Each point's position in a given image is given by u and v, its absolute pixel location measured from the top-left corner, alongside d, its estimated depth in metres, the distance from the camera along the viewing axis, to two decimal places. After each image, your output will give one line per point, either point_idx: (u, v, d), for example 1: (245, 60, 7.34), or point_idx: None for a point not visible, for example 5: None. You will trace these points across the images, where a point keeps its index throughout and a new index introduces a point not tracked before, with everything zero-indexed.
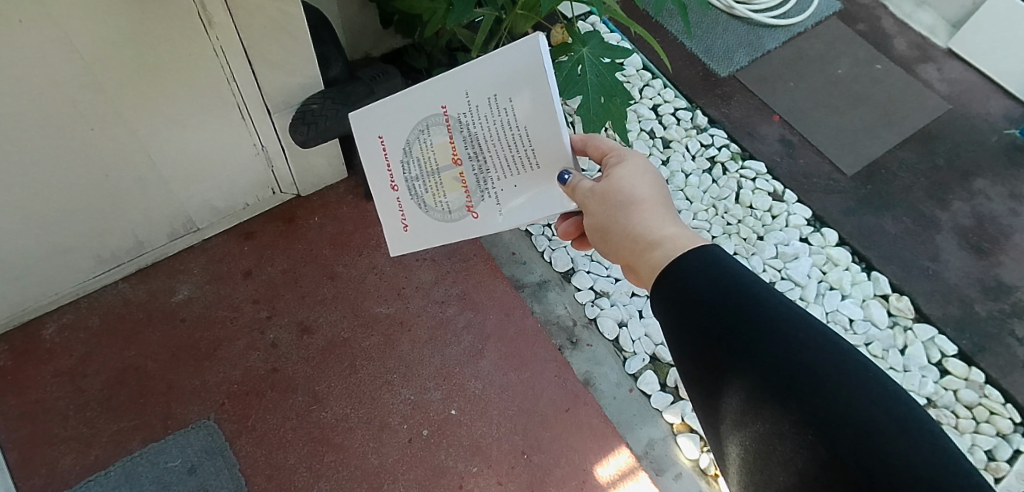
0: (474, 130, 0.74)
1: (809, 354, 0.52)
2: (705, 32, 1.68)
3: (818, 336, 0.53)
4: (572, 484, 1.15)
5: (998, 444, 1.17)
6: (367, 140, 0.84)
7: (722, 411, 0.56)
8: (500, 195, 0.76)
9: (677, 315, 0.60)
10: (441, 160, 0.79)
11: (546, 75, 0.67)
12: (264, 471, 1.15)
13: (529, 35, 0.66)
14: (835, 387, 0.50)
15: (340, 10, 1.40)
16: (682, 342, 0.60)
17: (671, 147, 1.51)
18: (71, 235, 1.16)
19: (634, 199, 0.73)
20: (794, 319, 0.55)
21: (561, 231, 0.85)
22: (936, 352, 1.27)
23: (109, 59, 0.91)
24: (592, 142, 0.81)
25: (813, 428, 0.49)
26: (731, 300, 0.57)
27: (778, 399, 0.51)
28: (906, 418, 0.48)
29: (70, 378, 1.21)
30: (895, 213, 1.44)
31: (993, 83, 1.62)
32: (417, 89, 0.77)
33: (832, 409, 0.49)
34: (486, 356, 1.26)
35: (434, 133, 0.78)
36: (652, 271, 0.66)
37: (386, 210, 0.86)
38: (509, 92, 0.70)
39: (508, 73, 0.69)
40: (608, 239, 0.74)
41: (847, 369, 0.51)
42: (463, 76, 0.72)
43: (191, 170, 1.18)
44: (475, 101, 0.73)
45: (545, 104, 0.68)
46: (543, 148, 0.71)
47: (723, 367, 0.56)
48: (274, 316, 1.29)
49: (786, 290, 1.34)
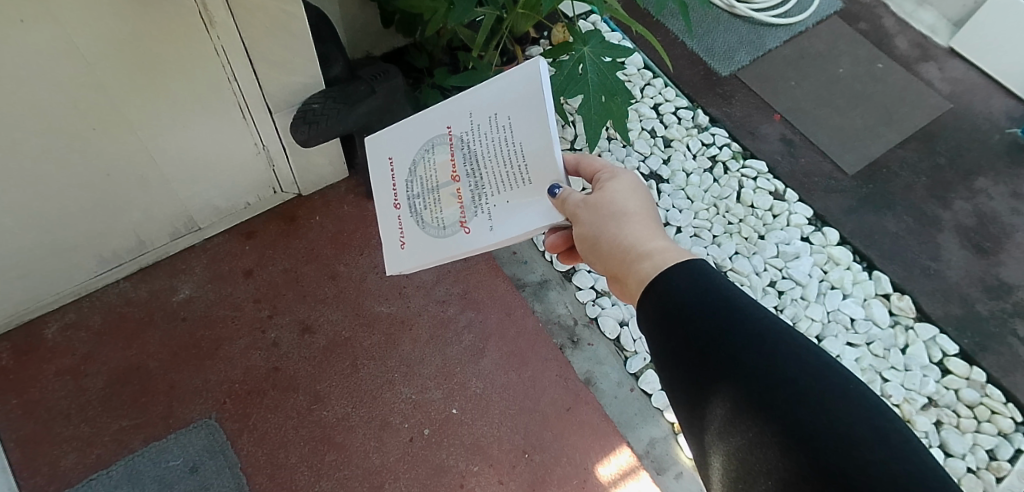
0: (473, 147, 0.76)
1: (793, 364, 0.53)
2: (706, 32, 1.68)
3: (802, 349, 0.54)
4: (573, 483, 1.15)
5: (999, 443, 1.17)
6: (379, 161, 0.87)
7: (706, 423, 0.57)
8: (493, 211, 0.75)
9: (663, 326, 0.60)
10: (441, 177, 0.80)
11: (541, 92, 0.69)
12: (265, 470, 1.15)
13: (532, 58, 0.70)
14: (813, 399, 0.50)
15: (340, 10, 1.40)
16: (666, 353, 0.60)
17: (671, 147, 1.51)
18: (72, 235, 1.16)
19: (625, 211, 0.73)
20: (778, 333, 0.55)
21: (549, 244, 0.84)
22: (938, 352, 1.27)
23: (109, 57, 0.91)
24: (584, 161, 0.82)
25: (793, 436, 0.49)
26: (719, 315, 0.57)
27: (759, 409, 0.52)
28: (888, 430, 0.48)
29: (72, 377, 1.21)
30: (898, 212, 1.44)
31: (994, 82, 1.61)
32: (427, 113, 0.81)
33: (815, 418, 0.49)
34: (488, 354, 1.26)
35: (437, 152, 0.80)
36: (641, 281, 0.65)
37: (387, 228, 0.85)
38: (509, 110, 0.73)
39: (508, 91, 0.73)
40: (595, 251, 0.73)
41: (828, 382, 0.51)
42: (470, 95, 0.77)
43: (193, 170, 1.18)
44: (478, 120, 0.76)
45: (539, 118, 0.70)
46: (535, 162, 0.71)
47: (705, 381, 0.56)
48: (275, 316, 1.29)
49: (786, 289, 1.34)
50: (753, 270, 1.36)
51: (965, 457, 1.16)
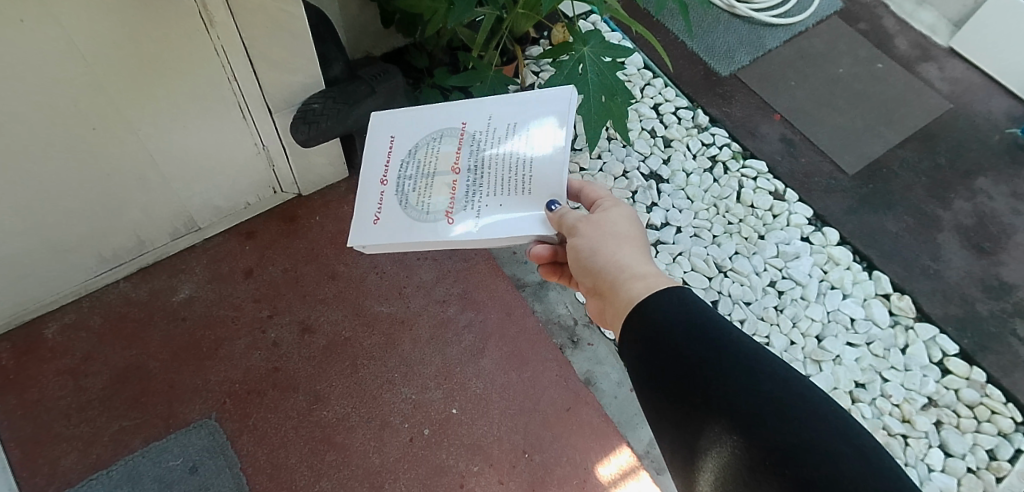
0: (483, 148, 0.81)
1: (774, 386, 0.53)
2: (706, 32, 1.68)
3: (781, 371, 0.55)
4: (573, 483, 1.15)
5: (1000, 443, 1.17)
6: (376, 135, 0.86)
7: (690, 443, 0.56)
8: (484, 209, 0.76)
9: (648, 346, 0.61)
10: (440, 166, 0.81)
11: (567, 119, 0.79)
12: (265, 471, 1.15)
13: (568, 89, 0.81)
14: (795, 416, 0.51)
15: (340, 10, 1.40)
16: (647, 375, 0.60)
17: (671, 147, 1.51)
18: (72, 235, 1.16)
19: (621, 235, 0.74)
20: (758, 357, 0.56)
21: (533, 252, 0.84)
22: (938, 351, 1.27)
23: (109, 58, 0.91)
24: (587, 188, 0.82)
25: (777, 452, 0.50)
26: (701, 339, 0.58)
27: (743, 429, 0.52)
28: (867, 448, 0.49)
29: (72, 377, 1.21)
30: (897, 212, 1.44)
31: (994, 82, 1.61)
32: (445, 105, 0.85)
33: (798, 438, 0.50)
34: (488, 354, 1.27)
35: (444, 142, 0.83)
36: (629, 302, 0.65)
37: (364, 199, 0.81)
38: (529, 124, 0.80)
39: (533, 109, 0.81)
40: (586, 268, 0.73)
41: (809, 402, 0.52)
42: (491, 103, 0.83)
43: (193, 170, 1.18)
44: (496, 125, 0.82)
45: (559, 139, 0.78)
46: (541, 175, 0.76)
47: (690, 399, 0.56)
48: (275, 316, 1.29)
49: (786, 289, 1.34)
50: (752, 270, 1.36)
51: (965, 457, 1.16)
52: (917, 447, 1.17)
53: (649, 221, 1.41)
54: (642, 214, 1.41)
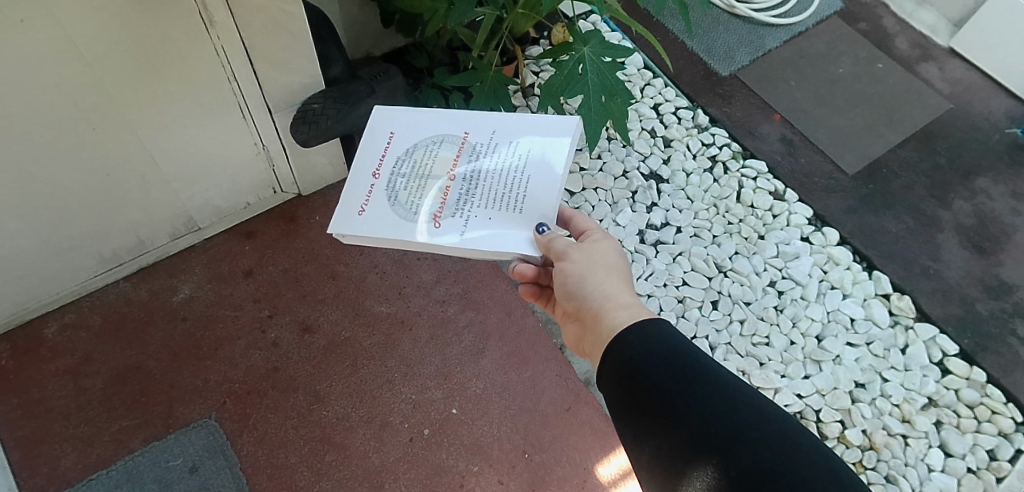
0: (481, 160, 0.82)
1: (751, 412, 0.58)
2: (706, 32, 1.68)
3: (755, 399, 0.59)
4: (573, 483, 1.15)
5: (1000, 443, 1.17)
6: (377, 131, 0.88)
7: (669, 464, 0.59)
8: (471, 220, 0.77)
9: (627, 377, 0.64)
10: (435, 170, 0.82)
11: (567, 144, 0.80)
12: (265, 470, 1.15)
13: (572, 115, 0.82)
14: (770, 442, 0.55)
15: (341, 10, 1.40)
16: (626, 402, 0.63)
17: (671, 147, 1.51)
18: (73, 235, 1.16)
19: (608, 264, 0.76)
20: (734, 386, 0.60)
21: (516, 270, 0.83)
22: (938, 352, 1.27)
23: (109, 58, 0.91)
24: (577, 217, 0.84)
25: (757, 474, 0.54)
26: (680, 370, 0.61)
27: (721, 451, 0.56)
28: (837, 470, 0.54)
29: (71, 377, 1.21)
30: (898, 212, 1.44)
31: (994, 82, 1.61)
32: (450, 114, 0.87)
33: (775, 459, 0.54)
34: (488, 355, 1.26)
35: (443, 148, 0.85)
36: (612, 330, 0.68)
37: (353, 190, 0.82)
38: (530, 145, 0.81)
39: (536, 129, 0.82)
40: (571, 292, 0.75)
41: (782, 429, 0.57)
42: (497, 120, 0.85)
43: (193, 170, 1.18)
44: (497, 140, 0.83)
45: (557, 163, 0.79)
46: (534, 196, 0.77)
47: (671, 423, 0.59)
48: (275, 316, 1.29)
49: (786, 289, 1.34)
50: (752, 271, 1.36)
51: (965, 457, 1.16)
52: (917, 447, 1.17)
53: (649, 221, 1.41)
54: (642, 214, 1.41)
